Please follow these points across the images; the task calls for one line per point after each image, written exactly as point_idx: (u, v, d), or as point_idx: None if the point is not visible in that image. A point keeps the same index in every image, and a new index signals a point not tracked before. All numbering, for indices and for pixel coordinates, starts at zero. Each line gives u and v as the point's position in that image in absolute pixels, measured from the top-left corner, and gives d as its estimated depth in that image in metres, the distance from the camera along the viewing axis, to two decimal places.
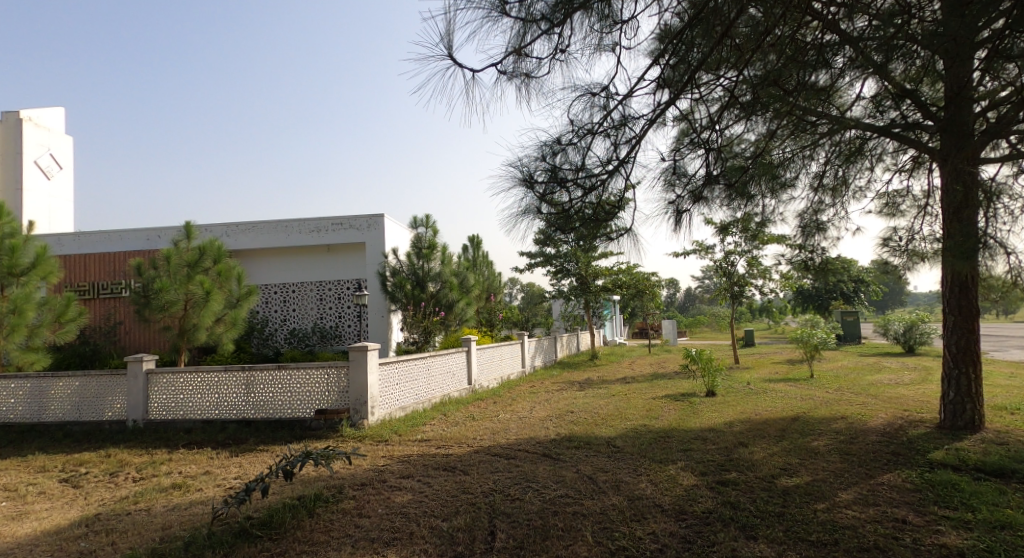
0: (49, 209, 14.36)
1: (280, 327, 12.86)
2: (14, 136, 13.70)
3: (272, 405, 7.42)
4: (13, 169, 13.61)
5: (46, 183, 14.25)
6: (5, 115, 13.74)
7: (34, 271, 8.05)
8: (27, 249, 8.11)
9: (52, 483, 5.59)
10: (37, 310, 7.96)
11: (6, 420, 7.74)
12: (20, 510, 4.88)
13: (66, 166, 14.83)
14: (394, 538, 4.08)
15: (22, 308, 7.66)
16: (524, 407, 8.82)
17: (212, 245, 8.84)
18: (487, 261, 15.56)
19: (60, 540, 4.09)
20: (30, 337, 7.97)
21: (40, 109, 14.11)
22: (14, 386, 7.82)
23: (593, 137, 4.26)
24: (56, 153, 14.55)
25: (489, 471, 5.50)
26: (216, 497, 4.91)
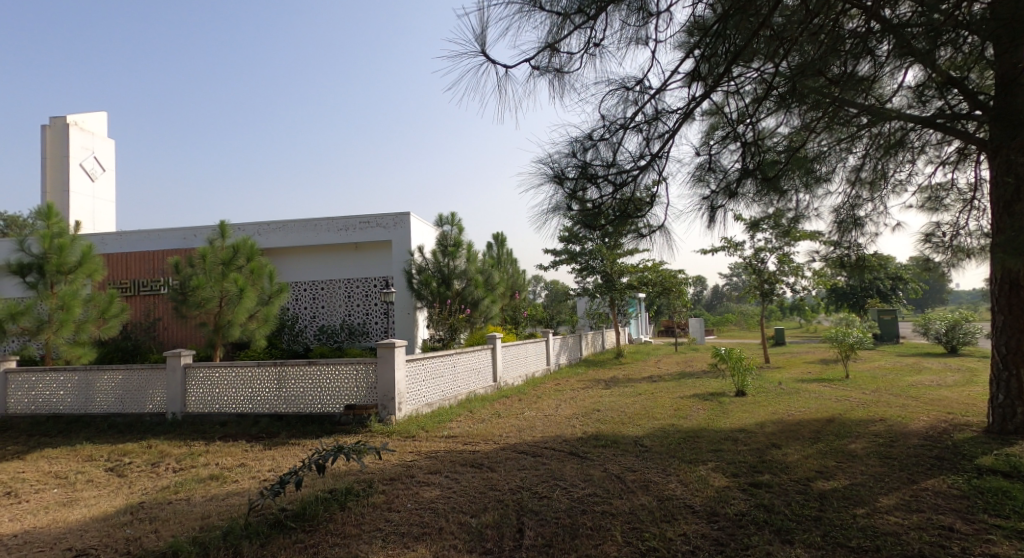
0: (93, 210, 14.76)
1: (309, 323, 13.06)
2: (62, 139, 14.18)
3: (302, 400, 7.53)
4: (59, 171, 14.08)
5: (90, 185, 14.69)
6: (52, 119, 14.23)
7: (81, 269, 8.32)
8: (74, 248, 8.39)
9: (96, 472, 5.77)
10: (84, 306, 8.25)
11: (54, 411, 8.03)
12: (69, 497, 5.05)
13: (108, 168, 15.29)
14: (424, 533, 4.10)
15: (69, 304, 7.98)
16: (550, 404, 8.79)
17: (245, 243, 9.00)
18: (511, 258, 15.55)
19: (106, 526, 4.22)
20: (76, 332, 8.25)
21: (83, 114, 14.61)
22: (62, 379, 8.09)
23: (624, 132, 4.22)
24: (99, 155, 15.00)
25: (516, 468, 5.50)
26: (251, 489, 5.00)
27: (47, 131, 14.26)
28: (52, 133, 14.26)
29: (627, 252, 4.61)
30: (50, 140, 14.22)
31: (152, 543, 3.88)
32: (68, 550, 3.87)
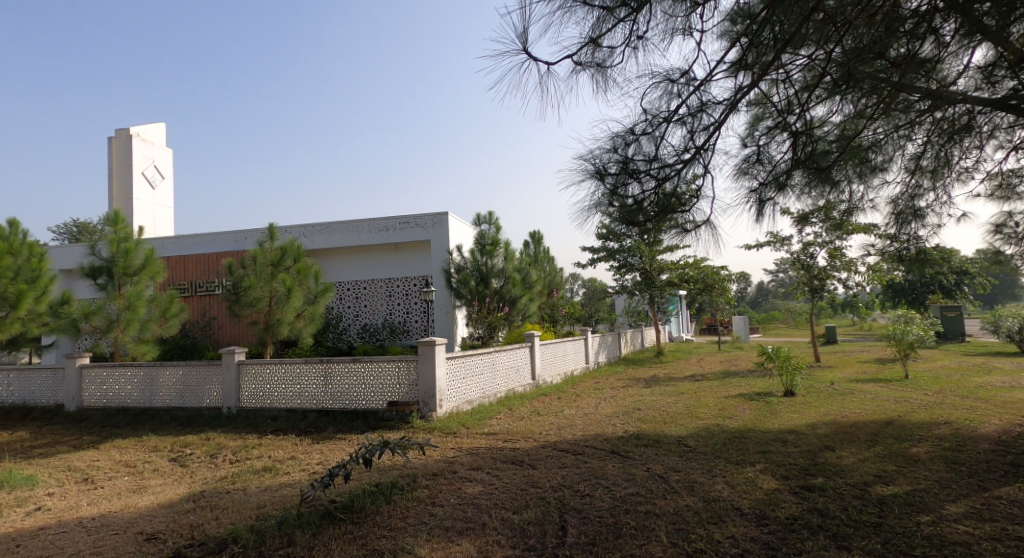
0: (154, 216, 15.45)
1: (352, 322, 13.36)
2: (126, 150, 14.90)
3: (347, 396, 7.73)
4: (123, 180, 14.79)
5: (151, 192, 15.39)
6: (116, 131, 14.95)
7: (144, 271, 8.75)
8: (138, 251, 8.81)
9: (160, 461, 6.07)
10: (147, 306, 8.69)
11: (122, 405, 8.49)
12: (138, 485, 5.33)
13: (167, 176, 15.98)
14: (467, 528, 4.16)
15: (134, 305, 8.43)
16: (590, 403, 8.77)
17: (293, 245, 9.25)
18: (549, 257, 15.52)
19: (173, 513, 4.44)
20: (141, 331, 8.70)
21: (145, 125, 15.29)
22: (128, 375, 8.53)
23: (666, 126, 4.19)
24: (159, 164, 15.68)
25: (557, 466, 5.51)
26: (303, 481, 5.18)
27: (112, 142, 14.99)
28: (117, 144, 14.99)
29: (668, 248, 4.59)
30: (116, 151, 14.96)
31: (214, 530, 4.07)
32: (137, 534, 4.09)
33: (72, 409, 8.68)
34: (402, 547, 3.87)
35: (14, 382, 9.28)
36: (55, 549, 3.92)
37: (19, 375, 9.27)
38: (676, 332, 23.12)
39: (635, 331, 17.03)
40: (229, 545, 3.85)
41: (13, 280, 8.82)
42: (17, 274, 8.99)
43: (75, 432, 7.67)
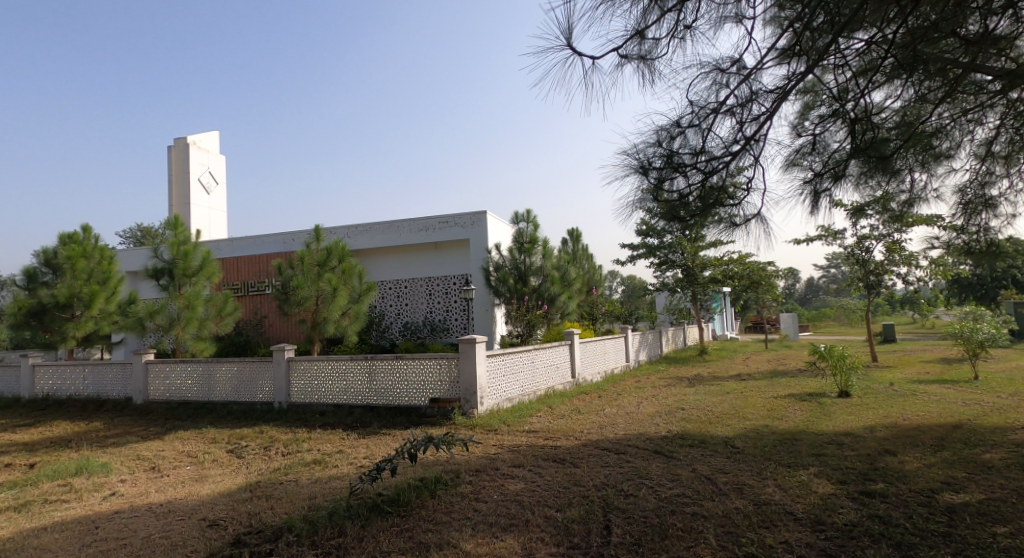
0: (209, 220, 16.05)
1: (394, 320, 13.60)
2: (183, 158, 15.53)
3: (391, 392, 7.85)
4: (182, 187, 15.45)
5: (207, 197, 15.99)
6: (175, 140, 15.59)
7: (201, 273, 9.21)
8: (195, 253, 9.27)
9: (219, 452, 6.32)
10: (204, 305, 9.14)
11: (182, 398, 8.87)
12: (199, 474, 5.56)
13: (221, 182, 16.57)
14: (511, 524, 4.18)
15: (193, 304, 8.90)
16: (631, 402, 8.67)
17: (338, 246, 9.49)
18: (588, 254, 15.39)
19: (232, 501, 4.60)
20: (199, 329, 9.16)
21: (201, 133, 15.89)
22: (188, 370, 8.90)
23: (714, 117, 4.11)
24: (213, 170, 16.27)
25: (600, 465, 5.47)
26: (351, 474, 5.29)
27: (171, 150, 15.66)
28: (175, 153, 15.65)
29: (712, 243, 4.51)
30: (175, 159, 15.62)
31: (270, 518, 4.20)
32: (200, 520, 4.27)
33: (139, 402, 9.12)
34: (448, 541, 3.91)
35: (86, 376, 9.82)
36: (126, 532, 4.13)
37: (91, 370, 9.79)
38: (720, 329, 22.64)
39: (678, 329, 16.75)
40: (284, 533, 3.97)
41: (87, 281, 10.12)
42: (91, 276, 10.26)
43: (141, 423, 8.05)
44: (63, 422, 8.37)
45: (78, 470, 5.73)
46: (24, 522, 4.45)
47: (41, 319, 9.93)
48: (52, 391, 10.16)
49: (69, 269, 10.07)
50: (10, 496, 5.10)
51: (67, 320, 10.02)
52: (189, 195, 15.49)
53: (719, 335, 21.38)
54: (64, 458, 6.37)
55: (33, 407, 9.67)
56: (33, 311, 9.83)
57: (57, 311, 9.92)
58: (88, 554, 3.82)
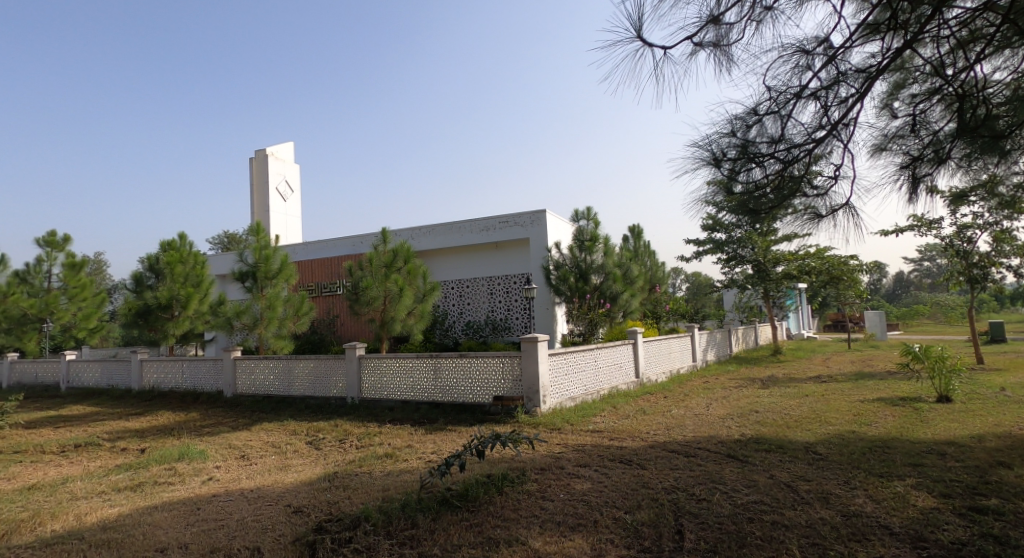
0: (286, 226, 16.74)
1: (457, 319, 13.76)
2: (263, 168, 16.32)
3: (456, 389, 7.89)
4: (262, 195, 16.25)
5: (283, 205, 16.69)
6: (255, 151, 16.42)
7: (280, 275, 9.68)
8: (275, 257, 9.82)
9: (299, 443, 6.54)
10: (283, 305, 9.62)
11: (265, 392, 9.31)
12: (282, 463, 5.79)
13: (296, 190, 17.28)
14: (579, 524, 4.07)
15: (273, 304, 9.42)
16: (699, 403, 8.35)
17: (403, 247, 9.64)
18: (650, 251, 14.99)
19: (312, 490, 4.75)
20: (279, 328, 9.64)
21: (278, 144, 16.63)
22: (269, 366, 9.32)
23: (795, 102, 3.83)
24: (289, 179, 16.99)
25: (669, 468, 5.26)
26: (420, 468, 5.34)
27: (252, 161, 16.50)
28: (256, 164, 16.49)
29: (789, 236, 4.22)
30: (255, 170, 16.45)
31: (347, 508, 4.29)
32: (286, 506, 4.44)
33: (231, 395, 9.63)
34: (516, 538, 3.84)
35: (184, 369, 10.44)
36: (222, 515, 4.33)
37: (188, 364, 10.40)
38: (795, 329, 21.60)
39: (748, 328, 16.04)
40: (361, 523, 4.02)
41: (184, 285, 10.76)
42: (187, 279, 10.91)
43: (230, 414, 8.48)
44: (165, 412, 8.94)
45: (180, 455, 6.08)
46: (138, 501, 4.73)
47: (147, 319, 10.73)
48: (156, 383, 10.88)
49: (168, 272, 10.74)
50: (124, 477, 5.45)
51: (168, 319, 10.73)
52: (267, 202, 16.25)
53: (795, 334, 20.33)
54: (167, 444, 6.77)
55: (140, 399, 10.39)
56: (139, 311, 10.69)
57: (159, 311, 10.66)
58: (191, 533, 4.01)
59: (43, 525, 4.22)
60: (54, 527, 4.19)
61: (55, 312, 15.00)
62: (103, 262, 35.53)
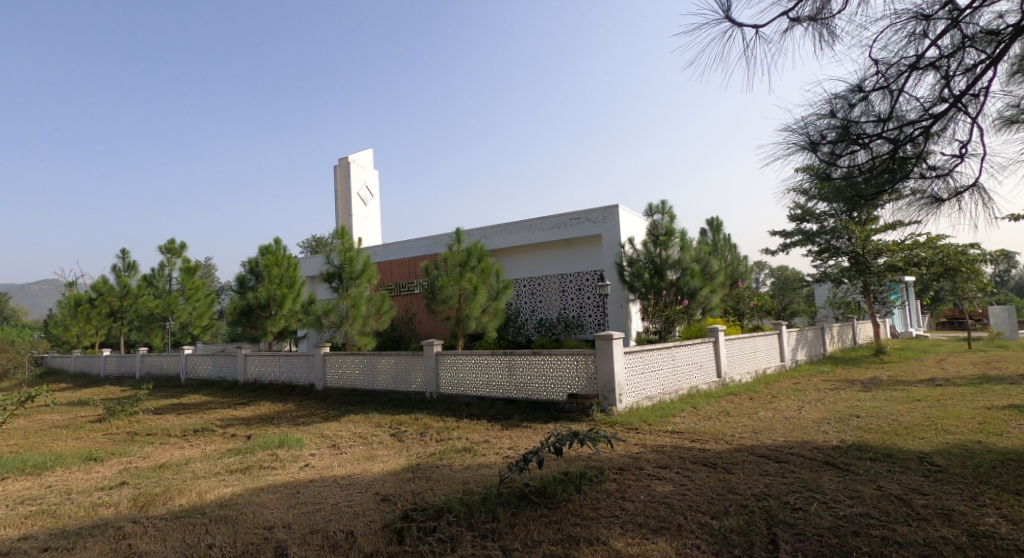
0: (367, 230, 17.26)
1: (529, 317, 13.71)
2: (345, 175, 16.96)
3: (531, 387, 7.78)
4: (346, 201, 16.89)
5: (364, 209, 17.23)
6: (338, 160, 17.11)
7: (362, 276, 10.03)
8: (358, 259, 10.17)
9: (384, 435, 6.67)
10: (366, 304, 9.92)
11: (350, 386, 9.62)
12: (369, 453, 5.91)
13: (375, 194, 17.78)
14: (662, 527, 3.84)
15: (356, 303, 9.75)
16: (791, 405, 7.81)
17: (476, 246, 9.65)
18: (730, 244, 14.23)
19: (398, 480, 4.80)
20: (363, 326, 9.93)
21: (358, 152, 17.21)
22: (354, 361, 9.62)
23: (909, 75, 3.41)
24: (370, 185, 17.53)
25: (758, 473, 4.90)
26: (499, 463, 5.28)
27: (335, 169, 17.20)
28: (339, 172, 17.17)
29: (896, 224, 3.79)
30: (338, 177, 17.14)
31: (431, 498, 4.29)
32: (374, 494, 4.51)
33: (321, 388, 10.02)
34: (597, 537, 3.68)
35: (281, 363, 10.99)
36: (319, 499, 4.45)
37: (284, 358, 10.93)
38: (900, 327, 19.81)
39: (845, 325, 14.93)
40: (444, 513, 4.01)
41: (279, 286, 11.41)
42: (282, 281, 11.56)
43: (321, 406, 8.82)
44: (263, 403, 9.43)
45: (280, 442, 6.35)
46: (248, 482, 4.96)
47: (249, 317, 11.43)
48: (258, 376, 11.50)
49: (265, 275, 11.41)
50: (235, 460, 5.75)
51: (266, 317, 11.39)
52: (349, 206, 16.85)
53: (900, 333, 18.74)
54: (269, 432, 7.11)
55: (245, 390, 11.04)
56: (242, 310, 11.39)
57: (259, 310, 11.33)
58: (293, 514, 4.14)
59: (173, 499, 4.49)
60: (182, 501, 4.45)
61: (174, 312, 16.49)
62: (212, 266, 38.27)
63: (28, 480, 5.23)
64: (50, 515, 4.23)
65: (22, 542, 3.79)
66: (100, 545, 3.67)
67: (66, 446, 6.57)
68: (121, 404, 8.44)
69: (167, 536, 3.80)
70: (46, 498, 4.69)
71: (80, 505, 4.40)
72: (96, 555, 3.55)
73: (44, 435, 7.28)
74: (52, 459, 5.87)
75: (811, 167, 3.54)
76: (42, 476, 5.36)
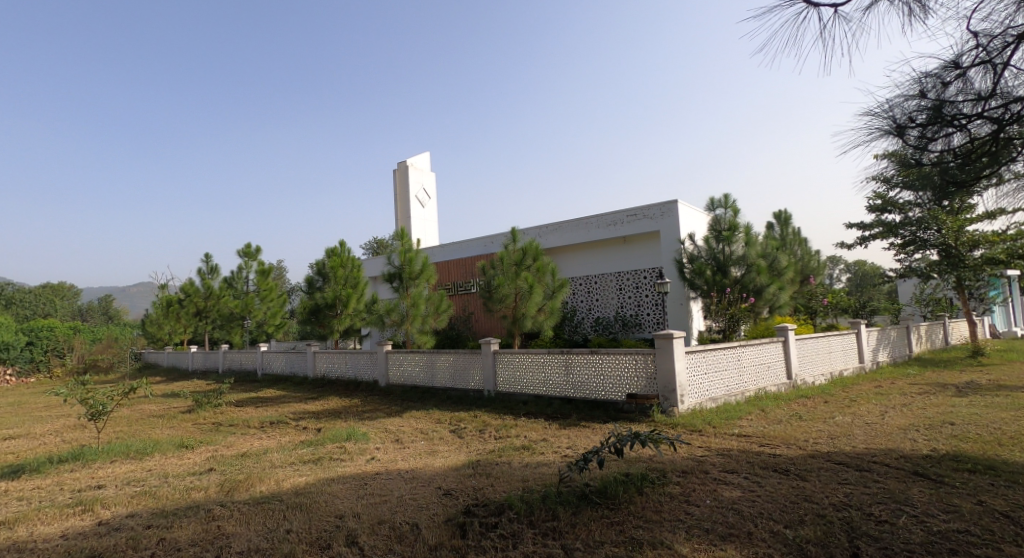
0: (425, 232, 17.64)
1: (586, 316, 13.66)
2: (404, 178, 17.43)
3: (589, 386, 7.76)
4: (405, 204, 17.35)
5: (422, 211, 17.63)
6: (397, 164, 17.60)
7: (421, 276, 10.29)
8: (417, 259, 10.44)
9: (444, 431, 6.83)
10: (424, 303, 10.18)
11: (412, 383, 9.89)
12: (431, 448, 6.08)
13: (433, 197, 18.14)
14: (731, 534, 3.78)
15: (416, 303, 10.02)
16: (871, 410, 7.45)
17: (532, 245, 9.71)
18: (800, 239, 13.67)
19: (459, 476, 4.92)
20: (422, 324, 10.19)
21: (416, 155, 17.65)
22: (415, 358, 9.88)
23: (1016, 46, 3.15)
24: (427, 188, 17.93)
25: (835, 482, 4.72)
26: (559, 462, 5.32)
27: (395, 174, 17.71)
28: (398, 175, 17.66)
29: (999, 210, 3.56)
30: (398, 180, 17.63)
31: (493, 495, 4.38)
32: (437, 488, 4.64)
33: (384, 385, 10.34)
34: (661, 541, 3.67)
35: (347, 360, 11.41)
36: (386, 491, 4.62)
37: (350, 355, 11.34)
38: (1000, 327, 18.48)
39: (937, 325, 14.00)
40: (505, 510, 4.10)
41: (344, 286, 11.87)
42: (347, 281, 12.01)
43: (384, 402, 9.11)
44: (332, 398, 9.84)
45: (348, 436, 6.61)
46: (319, 472, 5.21)
47: (317, 316, 11.94)
48: (326, 372, 12.00)
49: (332, 276, 11.89)
50: (308, 451, 6.05)
51: (333, 316, 11.86)
52: (408, 209, 17.28)
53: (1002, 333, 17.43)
54: (337, 425, 7.42)
55: (315, 386, 11.53)
56: (310, 310, 11.91)
57: (326, 310, 11.82)
58: (361, 505, 4.32)
59: (254, 486, 4.78)
60: (262, 488, 4.73)
61: (251, 311, 17.43)
62: (283, 268, 40.01)
63: (130, 464, 5.70)
64: (150, 496, 4.60)
65: (129, 518, 4.15)
66: (193, 524, 3.97)
67: (161, 434, 7.11)
68: (207, 397, 9.02)
69: (250, 519, 4.06)
70: (146, 480, 5.10)
71: (175, 488, 4.77)
72: (190, 533, 3.84)
73: (142, 424, 7.88)
74: (150, 445, 6.37)
75: (897, 152, 3.42)
76: (143, 460, 5.84)
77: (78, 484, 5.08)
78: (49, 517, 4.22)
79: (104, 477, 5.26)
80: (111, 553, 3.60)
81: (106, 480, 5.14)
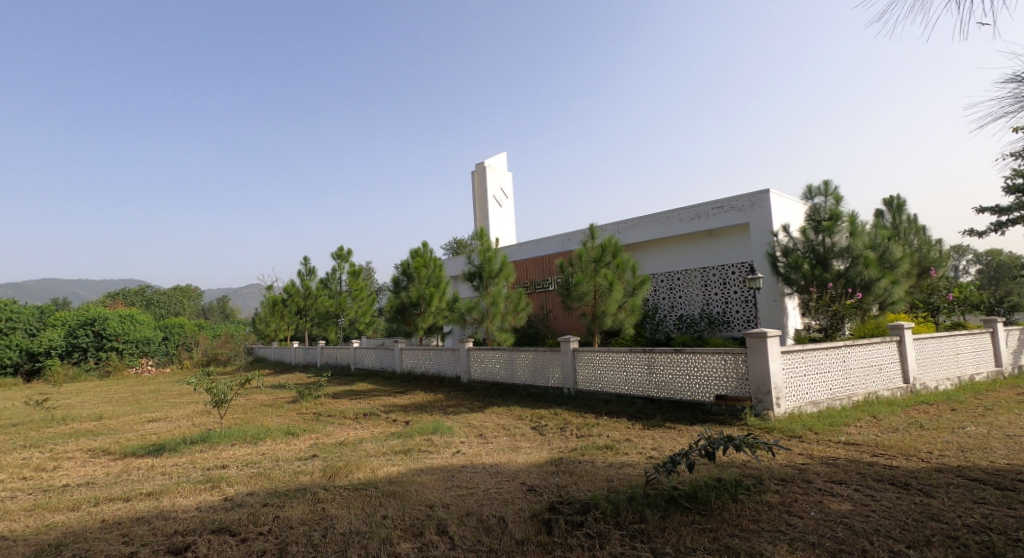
0: (503, 231, 17.60)
1: (669, 314, 13.09)
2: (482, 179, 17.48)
3: (673, 386, 7.31)
4: (484, 204, 17.39)
5: (500, 210, 17.59)
6: (476, 164, 17.68)
7: (500, 274, 10.16)
8: (496, 258, 10.34)
9: (526, 427, 6.64)
10: (504, 301, 10.03)
11: (493, 380, 9.79)
12: (514, 444, 5.90)
13: (511, 196, 18.06)
14: (842, 551, 3.32)
15: (495, 300, 9.90)
16: (1013, 421, 6.49)
17: (611, 240, 9.32)
18: (919, 228, 12.30)
19: (540, 473, 4.70)
20: (501, 321, 10.06)
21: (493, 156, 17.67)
22: (495, 355, 9.77)
23: None
24: (505, 187, 17.89)
25: (972, 500, 4.08)
26: (645, 464, 4.97)
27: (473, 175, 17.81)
28: (476, 176, 17.74)
29: None
30: (476, 182, 17.72)
31: (577, 493, 4.12)
32: (521, 483, 4.45)
33: (466, 380, 10.33)
34: (760, 552, 3.27)
35: (431, 356, 11.51)
36: (472, 483, 4.48)
37: (434, 351, 11.43)
38: None
39: None
40: (591, 508, 3.82)
41: (427, 286, 12.00)
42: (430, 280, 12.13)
43: (466, 398, 9.07)
44: (417, 392, 9.93)
45: (434, 429, 6.57)
46: (410, 463, 5.16)
47: (402, 314, 12.14)
48: (412, 367, 12.18)
49: (415, 275, 12.03)
50: (399, 442, 6.05)
51: (417, 314, 12.02)
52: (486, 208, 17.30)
53: None
54: (425, 418, 7.42)
55: (401, 381, 11.72)
56: (395, 308, 12.14)
57: (410, 308, 12.00)
58: (450, 496, 4.20)
59: (353, 472, 4.79)
60: (360, 474, 4.73)
61: (344, 310, 18.24)
62: (372, 269, 41.61)
63: (248, 447, 5.93)
64: (266, 477, 4.72)
65: (249, 496, 4.26)
66: (302, 505, 3.99)
67: (271, 421, 7.39)
68: (309, 388, 9.35)
69: (351, 503, 4.03)
70: (261, 462, 5.27)
71: (285, 470, 4.87)
72: (300, 513, 3.86)
73: (255, 411, 8.26)
74: (264, 430, 6.62)
75: None
76: (258, 445, 6.05)
77: (207, 462, 5.33)
78: (186, 490, 4.41)
79: (228, 458, 5.49)
80: (235, 527, 3.67)
81: (229, 461, 5.36)
